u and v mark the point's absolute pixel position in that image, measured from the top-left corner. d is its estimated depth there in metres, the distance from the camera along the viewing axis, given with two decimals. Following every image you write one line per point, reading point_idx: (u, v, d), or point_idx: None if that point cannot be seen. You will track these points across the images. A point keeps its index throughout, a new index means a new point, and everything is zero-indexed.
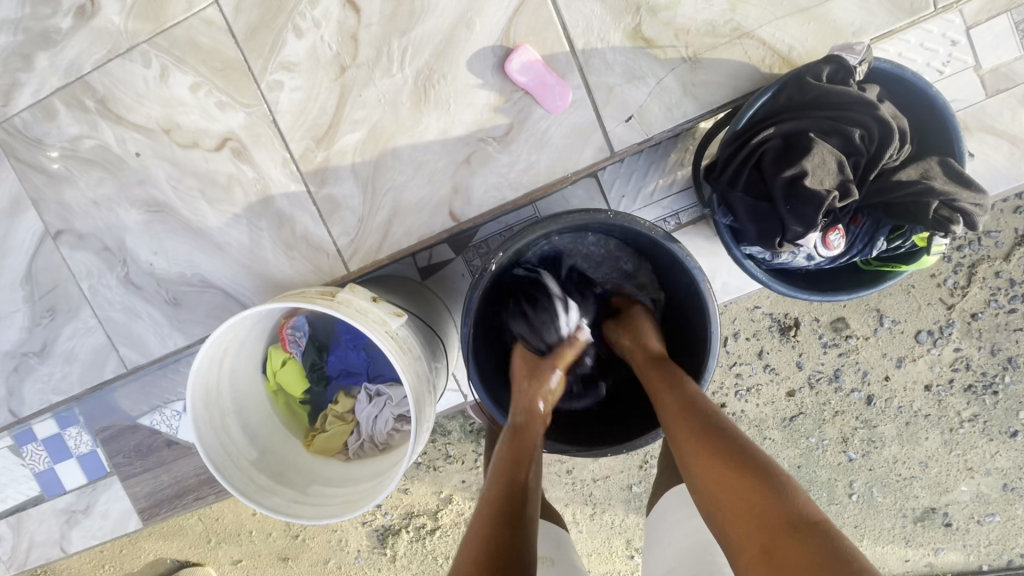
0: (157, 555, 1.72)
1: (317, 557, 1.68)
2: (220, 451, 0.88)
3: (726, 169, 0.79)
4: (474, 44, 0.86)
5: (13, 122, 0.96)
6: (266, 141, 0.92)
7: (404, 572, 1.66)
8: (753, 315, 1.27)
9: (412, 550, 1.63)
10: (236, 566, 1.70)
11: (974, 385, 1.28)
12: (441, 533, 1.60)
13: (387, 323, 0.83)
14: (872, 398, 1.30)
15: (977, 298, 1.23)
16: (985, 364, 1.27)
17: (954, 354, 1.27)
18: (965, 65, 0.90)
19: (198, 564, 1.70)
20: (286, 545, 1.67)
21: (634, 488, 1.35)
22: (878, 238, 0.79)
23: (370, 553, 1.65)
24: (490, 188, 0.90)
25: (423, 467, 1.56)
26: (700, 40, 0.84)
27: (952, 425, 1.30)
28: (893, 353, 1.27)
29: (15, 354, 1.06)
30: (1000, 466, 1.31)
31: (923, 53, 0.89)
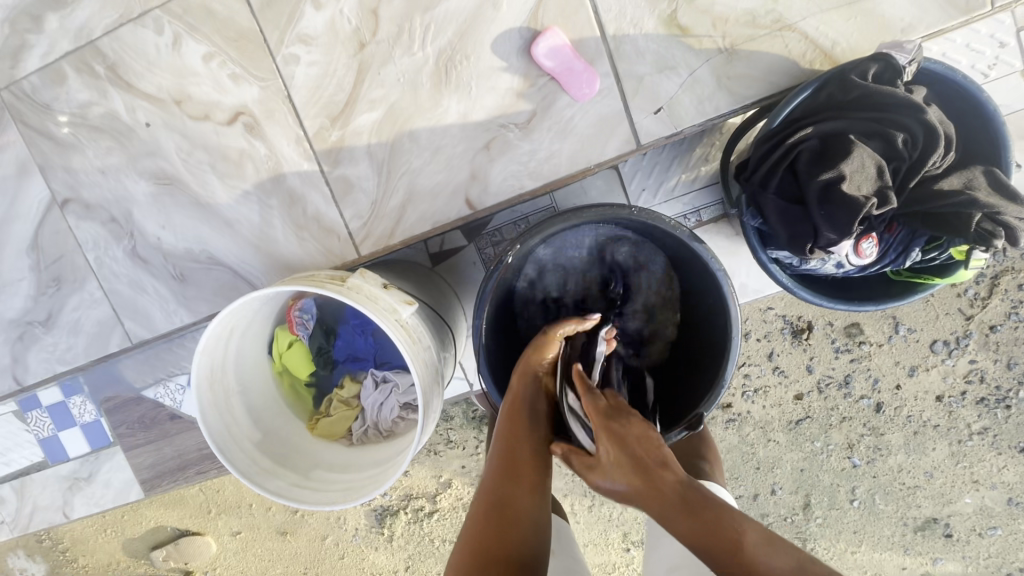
0: (158, 522, 1.78)
1: (315, 533, 1.74)
2: (223, 432, 0.87)
3: (758, 169, 0.75)
4: (499, 24, 0.82)
5: (21, 86, 0.93)
6: (279, 117, 0.89)
7: (400, 552, 1.70)
8: (765, 317, 1.25)
9: (410, 531, 1.66)
10: (236, 536, 1.76)
11: (986, 399, 1.25)
12: (438, 516, 1.63)
13: (398, 311, 0.82)
14: (881, 405, 1.28)
15: (997, 310, 1.20)
16: (1000, 377, 1.24)
17: (969, 365, 1.24)
18: (1011, 69, 0.85)
19: (199, 533, 1.76)
20: (285, 519, 1.73)
21: None
22: (912, 249, 0.75)
23: (367, 531, 1.69)
24: (509, 177, 0.87)
25: (423, 451, 1.58)
26: (738, 30, 0.79)
27: (961, 437, 1.28)
28: (905, 362, 1.25)
29: (20, 323, 1.04)
30: (1006, 480, 1.29)
31: (969, 54, 0.85)
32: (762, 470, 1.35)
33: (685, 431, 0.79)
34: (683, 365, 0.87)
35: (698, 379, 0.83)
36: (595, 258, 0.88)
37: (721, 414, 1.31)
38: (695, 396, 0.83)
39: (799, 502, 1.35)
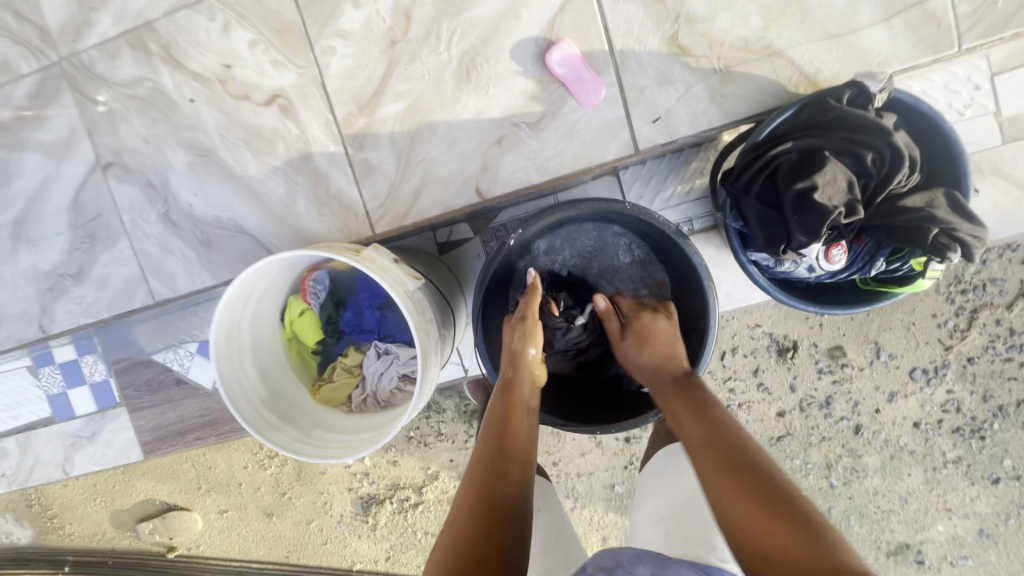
0: (147, 495, 1.94)
1: (300, 517, 1.86)
2: (234, 385, 0.94)
3: (742, 176, 0.82)
4: (518, 34, 0.91)
5: (80, 57, 1.02)
6: (313, 102, 0.98)
7: (382, 542, 1.81)
8: (752, 333, 1.31)
9: (394, 520, 1.78)
10: (222, 515, 1.91)
11: (962, 428, 1.31)
12: (422, 507, 1.77)
13: (405, 283, 0.90)
14: (860, 427, 1.34)
15: (975, 343, 1.27)
16: (975, 409, 1.30)
17: (946, 395, 1.30)
18: (986, 110, 0.92)
19: (187, 509, 1.91)
20: (273, 501, 1.84)
21: (616, 487, 1.41)
22: (877, 258, 0.83)
23: (352, 519, 1.81)
24: (516, 170, 0.95)
25: (414, 442, 1.71)
26: (732, 54, 0.88)
27: (936, 464, 1.33)
28: (885, 387, 1.32)
29: (52, 275, 1.12)
30: (978, 511, 1.34)
31: (946, 94, 0.91)
32: None
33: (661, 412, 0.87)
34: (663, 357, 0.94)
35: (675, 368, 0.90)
36: (590, 253, 0.96)
37: None
38: None
39: None
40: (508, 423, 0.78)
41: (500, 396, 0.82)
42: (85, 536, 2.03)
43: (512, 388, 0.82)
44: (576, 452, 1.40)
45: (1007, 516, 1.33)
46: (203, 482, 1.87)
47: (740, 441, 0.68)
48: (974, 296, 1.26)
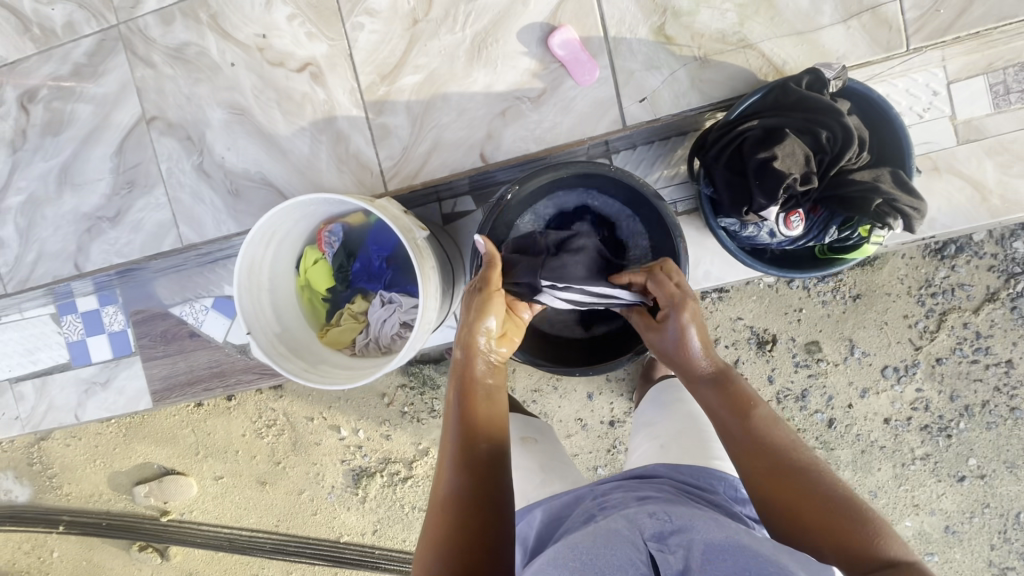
0: (146, 458, 2.02)
1: (293, 487, 1.93)
2: (252, 316, 1.04)
3: (713, 148, 0.94)
4: (525, 20, 1.04)
5: (136, 22, 1.15)
6: (341, 71, 1.10)
7: (371, 515, 1.88)
8: (734, 326, 1.41)
9: (383, 494, 1.85)
10: (217, 481, 1.98)
11: (930, 426, 1.40)
12: (411, 482, 1.84)
13: (413, 231, 1.02)
14: (833, 421, 1.43)
15: (944, 345, 1.37)
16: (943, 408, 1.40)
17: (916, 394, 1.40)
18: (943, 113, 1.04)
19: (183, 474, 1.99)
20: (268, 470, 1.92)
21: (599, 470, 1.54)
22: (830, 227, 0.93)
23: (343, 491, 1.89)
24: (518, 139, 1.07)
25: (408, 418, 1.80)
26: (711, 44, 1.00)
27: (905, 460, 1.42)
28: (858, 383, 1.41)
29: (91, 217, 1.23)
30: (944, 507, 1.42)
31: (907, 97, 1.04)
32: None
33: (632, 356, 0.97)
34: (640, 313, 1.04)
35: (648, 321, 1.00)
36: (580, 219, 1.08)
37: None
38: None
39: None
40: (473, 406, 0.78)
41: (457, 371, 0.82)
42: (82, 497, 2.10)
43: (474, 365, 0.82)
44: (563, 434, 1.53)
45: (972, 514, 1.42)
46: (201, 447, 1.95)
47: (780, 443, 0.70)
48: (943, 299, 1.36)
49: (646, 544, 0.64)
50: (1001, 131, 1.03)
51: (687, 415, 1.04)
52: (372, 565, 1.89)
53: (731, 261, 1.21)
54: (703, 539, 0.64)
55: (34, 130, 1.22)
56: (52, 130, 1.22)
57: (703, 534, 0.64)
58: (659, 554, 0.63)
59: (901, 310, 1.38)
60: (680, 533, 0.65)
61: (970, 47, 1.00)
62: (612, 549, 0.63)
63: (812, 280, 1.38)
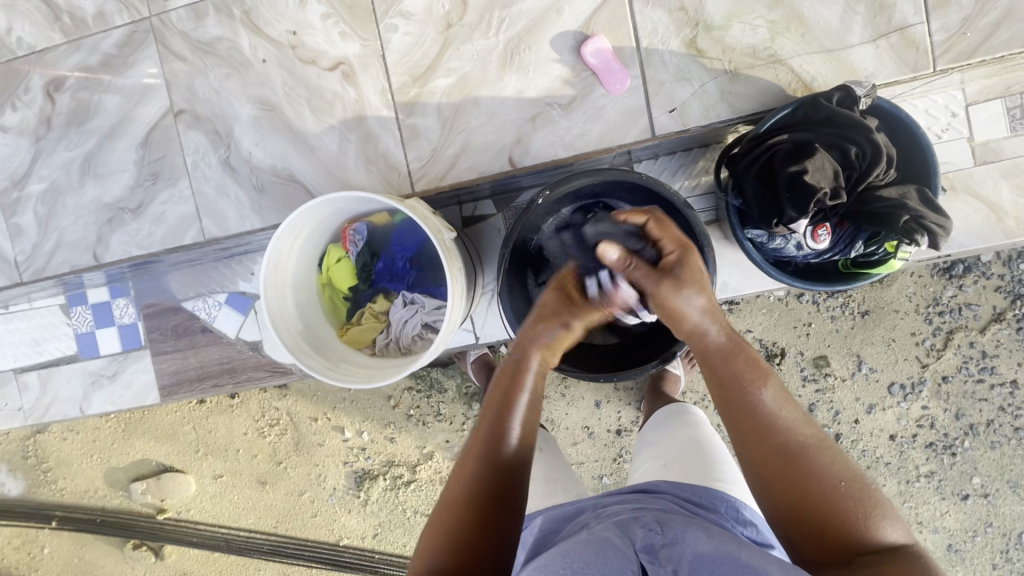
0: (145, 454, 1.99)
1: (293, 488, 1.91)
2: (277, 311, 1.04)
3: (743, 160, 0.96)
4: (559, 28, 1.05)
5: (169, 15, 1.16)
6: (372, 71, 1.11)
7: (372, 518, 1.86)
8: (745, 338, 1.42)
9: (385, 498, 1.83)
10: (217, 479, 1.96)
11: (934, 444, 1.42)
12: (414, 486, 1.83)
13: (442, 233, 1.02)
14: (839, 436, 1.44)
15: (950, 363, 1.39)
16: (948, 426, 1.41)
17: (921, 411, 1.41)
18: (960, 135, 1.06)
19: (182, 471, 1.97)
20: (268, 469, 1.90)
21: (604, 479, 1.53)
22: (856, 241, 0.95)
23: (344, 493, 1.87)
24: (547, 145, 1.08)
25: (413, 421, 1.79)
26: (742, 58, 1.01)
27: (909, 477, 1.43)
28: (865, 399, 1.42)
29: (112, 208, 1.23)
30: (948, 525, 1.43)
31: (926, 119, 1.05)
32: None
33: (658, 363, 0.98)
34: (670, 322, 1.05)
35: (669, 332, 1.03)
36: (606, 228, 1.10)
37: None
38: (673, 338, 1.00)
39: None
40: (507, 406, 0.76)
41: (500, 403, 0.76)
42: (76, 493, 2.07)
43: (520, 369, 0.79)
44: (569, 441, 1.53)
45: (975, 533, 1.42)
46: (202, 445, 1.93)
47: (792, 445, 0.67)
48: (950, 318, 1.38)
49: (636, 555, 0.65)
50: (1017, 154, 1.05)
51: (691, 438, 1.04)
52: (370, 569, 1.87)
53: (749, 274, 1.22)
54: (693, 551, 0.64)
55: (59, 119, 1.22)
56: (77, 119, 1.21)
57: (693, 545, 0.64)
58: (649, 566, 0.63)
59: (909, 327, 1.39)
60: (669, 545, 0.66)
61: (992, 70, 1.02)
62: (602, 558, 0.64)
63: (823, 295, 1.39)
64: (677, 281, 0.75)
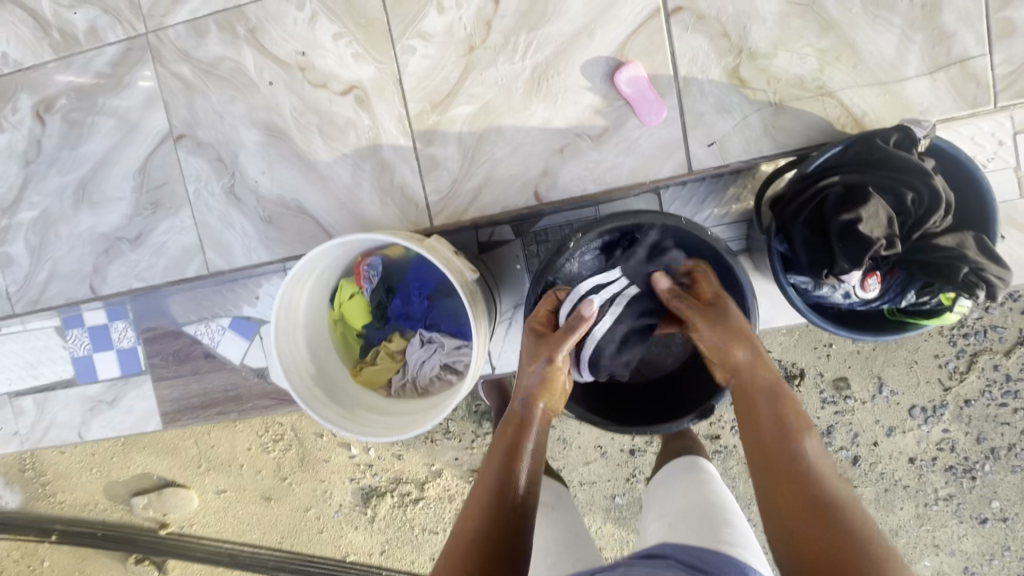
0: (145, 469, 1.94)
1: (299, 504, 1.86)
2: (288, 357, 0.98)
3: (790, 204, 0.89)
4: (591, 53, 0.98)
5: (167, 32, 1.07)
6: (388, 96, 1.03)
7: (380, 535, 1.82)
8: None
9: (393, 514, 1.79)
10: (220, 495, 1.90)
11: (954, 467, 1.37)
12: (423, 503, 1.78)
13: (464, 274, 0.96)
14: (858, 458, 1.39)
15: (972, 387, 1.34)
16: (969, 449, 1.37)
17: (942, 434, 1.37)
18: (1006, 165, 0.97)
19: (184, 487, 1.91)
20: (273, 485, 1.85)
21: (616, 498, 1.49)
22: (908, 291, 0.89)
23: (350, 510, 1.82)
24: (575, 179, 1.01)
25: (421, 439, 1.74)
26: (788, 90, 0.94)
27: (927, 500, 1.39)
28: (884, 422, 1.37)
29: (109, 237, 1.15)
30: (964, 548, 1.40)
31: (971, 146, 0.96)
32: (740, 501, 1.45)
33: (694, 418, 0.92)
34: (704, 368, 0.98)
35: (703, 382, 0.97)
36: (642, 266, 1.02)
37: (709, 444, 1.41)
38: (707, 390, 0.94)
39: None
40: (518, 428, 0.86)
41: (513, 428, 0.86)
42: (75, 507, 2.01)
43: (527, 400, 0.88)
44: (581, 461, 1.48)
45: (990, 556, 1.39)
46: (204, 460, 1.88)
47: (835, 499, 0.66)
48: (975, 340, 1.32)
49: None
50: None
51: (699, 493, 0.98)
52: None
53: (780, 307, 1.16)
54: None
55: (50, 142, 1.14)
56: (70, 142, 1.13)
57: None
58: None
59: (932, 348, 1.34)
60: None
61: None
62: None
63: None
64: (720, 313, 0.86)
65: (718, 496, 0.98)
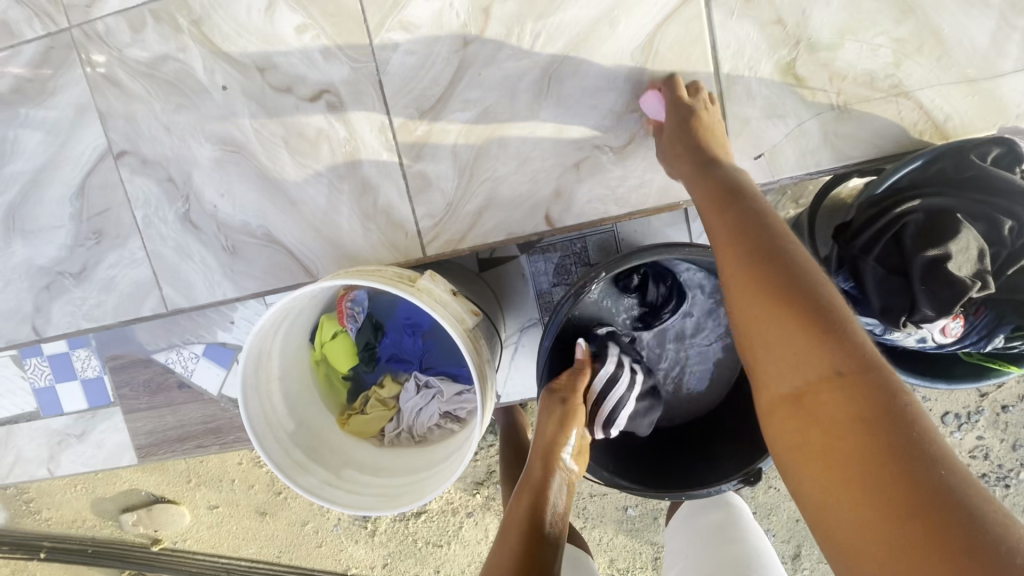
0: (133, 485, 1.61)
1: (295, 518, 1.59)
2: (261, 418, 0.83)
3: (860, 236, 0.74)
4: (613, 45, 0.80)
5: (95, 26, 0.88)
6: (367, 102, 0.86)
7: (381, 548, 1.57)
8: None
9: (395, 529, 1.54)
10: (212, 512, 1.60)
11: (987, 476, 1.19)
12: (426, 517, 1.51)
13: (465, 320, 0.80)
14: None
15: (1011, 391, 1.15)
16: (1004, 457, 1.18)
17: (976, 442, 1.18)
18: None
19: (174, 503, 1.60)
20: (268, 500, 1.57)
21: (629, 510, 1.33)
22: (997, 334, 0.74)
23: (350, 523, 1.57)
24: (594, 199, 0.85)
25: None
26: (854, 90, 0.78)
27: None
28: None
29: (49, 271, 0.99)
30: None
31: None
32: (758, 515, 1.25)
33: (739, 483, 0.79)
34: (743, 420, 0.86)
35: (742, 438, 0.84)
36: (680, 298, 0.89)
37: None
38: (750, 447, 0.82)
39: (789, 551, 1.27)
40: (545, 483, 0.76)
41: (539, 483, 0.76)
42: (63, 523, 1.66)
43: (552, 456, 0.76)
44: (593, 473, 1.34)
45: None
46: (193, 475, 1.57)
47: (795, 274, 0.48)
48: None
49: None
50: None
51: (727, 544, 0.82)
52: None
53: None
54: None
55: None
56: None
57: None
58: None
59: None
60: None
61: None
62: None
63: None
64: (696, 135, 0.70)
65: (750, 538, 0.83)
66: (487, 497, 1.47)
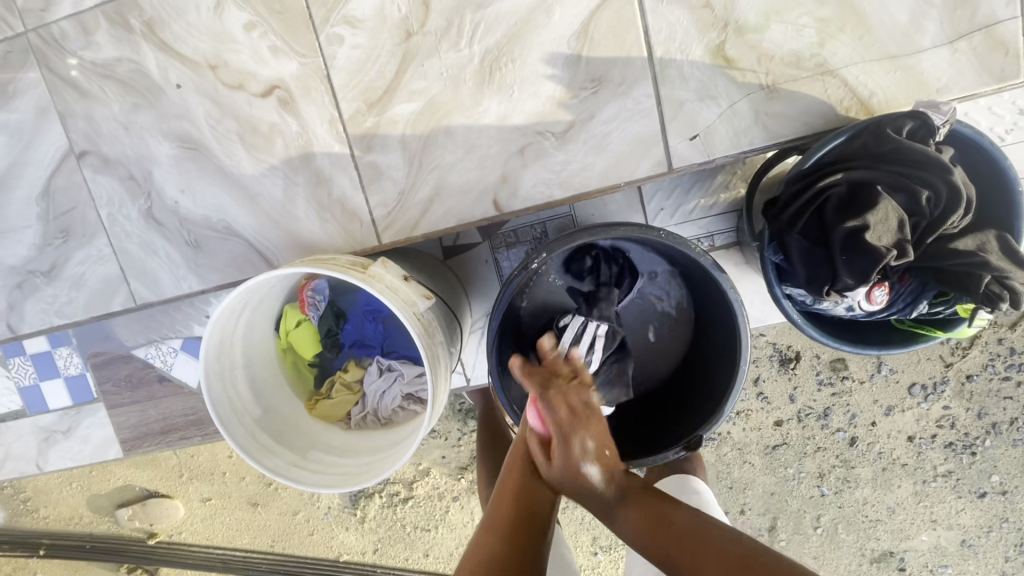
0: (126, 481, 1.65)
1: (287, 507, 1.62)
2: (226, 404, 0.87)
3: (787, 208, 0.77)
4: (550, 34, 0.82)
5: (49, 29, 0.91)
6: (316, 96, 0.88)
7: (370, 535, 1.59)
8: (756, 342, 1.20)
9: (383, 515, 1.56)
10: (205, 504, 1.64)
11: (954, 444, 1.21)
12: (412, 503, 1.54)
13: (415, 304, 0.83)
14: (855, 440, 1.24)
15: (976, 360, 1.17)
16: (969, 425, 1.20)
17: (942, 411, 1.20)
18: None
19: (167, 496, 1.64)
20: (258, 490, 1.60)
21: None
22: (921, 301, 0.78)
23: (340, 510, 1.59)
24: (539, 183, 0.87)
25: None
26: (782, 70, 0.80)
27: (926, 477, 1.24)
28: (882, 401, 1.21)
29: (20, 271, 1.02)
30: (963, 522, 1.25)
31: (986, 117, 0.85)
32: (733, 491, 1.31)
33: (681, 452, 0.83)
34: (686, 394, 0.90)
35: (683, 411, 0.89)
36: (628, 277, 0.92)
37: None
38: (697, 416, 0.86)
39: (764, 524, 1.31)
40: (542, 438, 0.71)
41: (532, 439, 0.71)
42: (60, 520, 1.70)
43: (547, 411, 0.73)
44: None
45: (989, 529, 1.25)
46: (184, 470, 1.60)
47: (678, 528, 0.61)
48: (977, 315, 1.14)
49: None
50: None
51: None
52: None
53: None
54: None
55: None
56: None
57: None
58: None
59: None
60: None
61: None
62: None
63: None
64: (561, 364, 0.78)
65: None
66: (472, 481, 1.51)
